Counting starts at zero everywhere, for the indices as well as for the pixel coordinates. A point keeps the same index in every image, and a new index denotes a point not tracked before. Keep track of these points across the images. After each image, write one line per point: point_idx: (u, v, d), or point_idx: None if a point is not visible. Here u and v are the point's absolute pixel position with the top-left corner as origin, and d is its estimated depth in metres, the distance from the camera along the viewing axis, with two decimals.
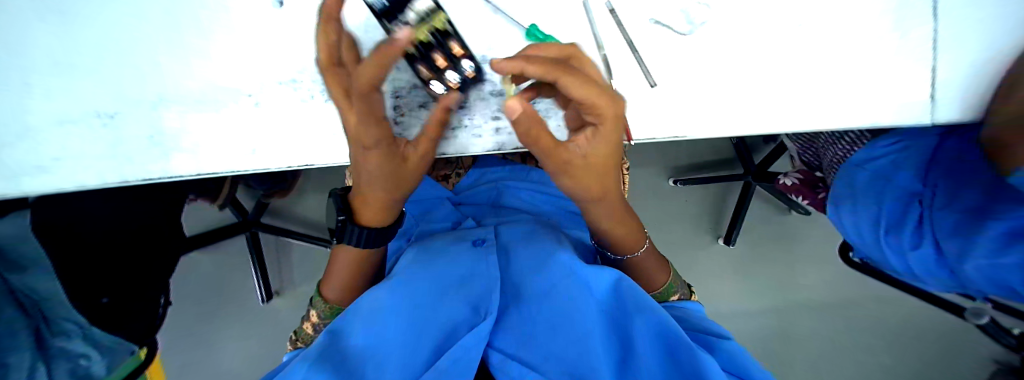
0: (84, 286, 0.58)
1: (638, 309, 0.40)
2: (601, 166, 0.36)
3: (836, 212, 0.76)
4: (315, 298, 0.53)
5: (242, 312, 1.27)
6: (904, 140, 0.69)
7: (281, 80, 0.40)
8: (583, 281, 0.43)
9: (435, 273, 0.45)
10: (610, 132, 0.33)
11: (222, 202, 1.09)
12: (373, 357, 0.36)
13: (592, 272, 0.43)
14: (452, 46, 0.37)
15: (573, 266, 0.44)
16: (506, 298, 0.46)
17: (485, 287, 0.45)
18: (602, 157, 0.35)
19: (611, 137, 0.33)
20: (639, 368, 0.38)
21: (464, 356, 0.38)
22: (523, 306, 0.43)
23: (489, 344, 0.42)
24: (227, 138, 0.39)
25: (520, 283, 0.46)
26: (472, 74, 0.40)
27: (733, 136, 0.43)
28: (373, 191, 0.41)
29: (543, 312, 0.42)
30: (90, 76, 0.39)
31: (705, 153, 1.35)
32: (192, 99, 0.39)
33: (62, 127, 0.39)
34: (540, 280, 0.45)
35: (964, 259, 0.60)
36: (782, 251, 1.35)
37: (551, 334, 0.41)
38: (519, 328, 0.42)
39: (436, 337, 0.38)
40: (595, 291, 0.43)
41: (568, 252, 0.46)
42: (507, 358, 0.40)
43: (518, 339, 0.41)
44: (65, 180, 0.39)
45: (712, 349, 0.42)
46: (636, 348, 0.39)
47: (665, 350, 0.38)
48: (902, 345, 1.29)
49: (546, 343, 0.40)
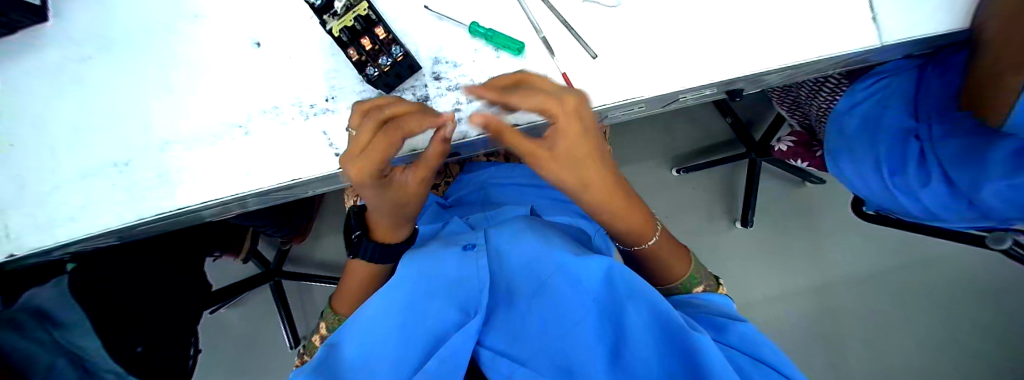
0: (117, 339, 0.63)
1: (634, 295, 0.38)
2: (580, 163, 0.40)
3: (835, 164, 0.77)
4: (327, 311, 0.58)
5: (275, 359, 1.29)
6: (887, 78, 0.70)
7: (264, 110, 0.44)
8: (574, 276, 0.40)
9: (423, 275, 0.43)
10: (569, 125, 0.38)
11: (246, 256, 1.15)
12: (365, 367, 0.36)
13: (586, 260, 0.39)
14: (377, 32, 0.42)
15: (559, 260, 0.41)
16: (497, 297, 0.44)
17: (475, 289, 0.42)
18: (577, 153, 0.40)
19: (574, 131, 0.39)
20: (633, 356, 0.36)
21: (452, 357, 0.37)
22: (514, 305, 0.42)
23: (479, 343, 0.40)
24: (222, 167, 0.44)
25: (512, 280, 0.44)
26: (402, 58, 0.42)
27: (685, 88, 0.45)
28: (381, 218, 0.46)
29: (534, 308, 0.41)
30: (111, 133, 0.45)
31: (705, 138, 1.34)
32: (192, 138, 0.44)
33: (86, 178, 0.45)
34: (533, 276, 0.43)
35: (980, 187, 0.59)
36: (806, 225, 1.31)
37: (541, 329, 0.39)
38: (510, 325, 0.41)
39: (424, 343, 0.38)
40: (588, 282, 0.40)
41: (558, 246, 0.43)
42: (497, 355, 0.38)
43: (508, 336, 0.40)
44: (92, 224, 0.45)
45: (719, 330, 0.41)
46: (631, 338, 0.37)
47: (661, 331, 0.37)
48: (953, 306, 1.22)
49: (539, 335, 0.39)
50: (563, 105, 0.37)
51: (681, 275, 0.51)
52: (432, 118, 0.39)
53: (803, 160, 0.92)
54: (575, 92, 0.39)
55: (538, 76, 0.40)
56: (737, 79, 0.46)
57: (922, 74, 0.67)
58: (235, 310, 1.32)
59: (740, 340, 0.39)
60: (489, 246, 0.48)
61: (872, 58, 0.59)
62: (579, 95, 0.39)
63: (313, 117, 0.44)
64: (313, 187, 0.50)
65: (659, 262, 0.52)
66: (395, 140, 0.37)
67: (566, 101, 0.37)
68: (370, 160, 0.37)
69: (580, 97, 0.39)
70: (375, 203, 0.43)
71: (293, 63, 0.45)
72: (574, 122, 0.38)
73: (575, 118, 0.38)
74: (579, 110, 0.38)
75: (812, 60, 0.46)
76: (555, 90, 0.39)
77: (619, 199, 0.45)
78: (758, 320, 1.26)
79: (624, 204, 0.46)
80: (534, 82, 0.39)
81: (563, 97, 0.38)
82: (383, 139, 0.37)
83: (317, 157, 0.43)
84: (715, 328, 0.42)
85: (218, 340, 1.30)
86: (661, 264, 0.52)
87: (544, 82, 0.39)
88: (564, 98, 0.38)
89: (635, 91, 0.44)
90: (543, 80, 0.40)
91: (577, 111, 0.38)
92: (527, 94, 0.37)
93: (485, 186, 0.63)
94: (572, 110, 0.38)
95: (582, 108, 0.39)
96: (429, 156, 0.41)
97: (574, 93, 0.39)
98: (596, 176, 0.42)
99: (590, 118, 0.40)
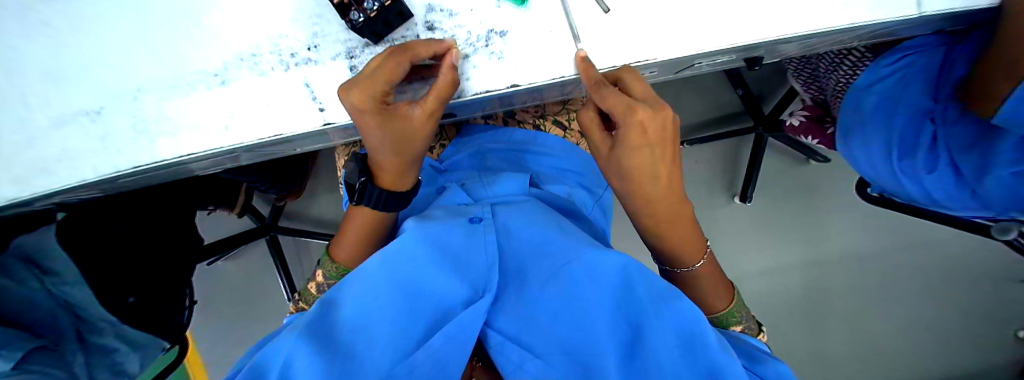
0: (110, 288, 0.64)
1: (660, 299, 0.36)
2: (633, 171, 0.41)
3: (846, 144, 0.74)
4: (323, 259, 0.53)
5: (273, 310, 1.32)
6: (913, 55, 0.65)
7: (242, 57, 0.40)
8: (590, 265, 0.39)
9: (434, 236, 0.40)
10: (633, 136, 0.38)
11: (241, 210, 1.13)
12: (363, 336, 0.34)
13: (604, 253, 0.38)
14: None
15: (575, 251, 0.40)
16: (507, 277, 0.42)
17: (485, 264, 0.41)
18: (632, 162, 0.40)
19: (637, 142, 0.38)
20: (651, 359, 0.34)
21: (461, 333, 0.37)
22: (526, 288, 0.40)
23: (487, 324, 0.39)
24: (201, 119, 0.41)
25: (524, 260, 0.42)
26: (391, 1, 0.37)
27: (702, 53, 0.41)
28: (383, 160, 0.43)
29: (545, 290, 0.39)
30: (80, 79, 0.42)
31: (713, 110, 1.29)
32: (166, 86, 0.41)
33: (61, 127, 0.42)
34: (547, 260, 0.41)
35: (985, 175, 0.58)
36: (807, 203, 1.29)
37: (553, 319, 0.37)
38: (518, 310, 0.39)
39: (428, 319, 0.37)
40: (605, 276, 0.38)
41: (572, 238, 0.42)
42: (507, 341, 0.37)
43: (519, 320, 0.38)
44: (70, 176, 0.43)
45: (752, 361, 0.38)
46: (649, 342, 0.34)
47: (682, 341, 0.35)
48: (943, 289, 1.23)
49: (551, 323, 0.37)
50: (628, 116, 0.37)
51: (718, 309, 0.48)
52: (432, 45, 0.38)
53: (813, 137, 0.88)
54: (662, 103, 0.38)
55: (637, 78, 0.39)
56: (761, 44, 0.42)
57: (949, 54, 0.61)
58: (233, 264, 1.33)
59: (775, 376, 0.36)
60: (496, 221, 0.46)
61: (901, 32, 0.55)
62: (663, 108, 0.37)
63: (295, 67, 0.40)
64: (299, 143, 0.48)
65: (697, 289, 0.49)
66: (400, 64, 0.36)
67: (634, 114, 0.36)
68: (374, 85, 0.35)
69: (665, 111, 0.38)
70: (377, 145, 0.40)
71: (272, 5, 0.40)
72: (638, 134, 0.38)
73: (639, 133, 0.38)
74: (650, 125, 0.37)
75: (843, 28, 0.43)
76: (639, 99, 0.38)
77: (664, 213, 0.45)
78: (748, 292, 1.28)
79: (669, 219, 0.46)
80: (629, 84, 0.39)
81: (635, 109, 0.36)
82: (389, 61, 0.35)
83: (301, 112, 0.41)
84: (749, 359, 0.38)
85: (216, 291, 1.31)
86: (699, 290, 0.49)
87: (638, 87, 0.39)
88: (633, 108, 0.36)
89: (647, 54, 0.40)
90: (643, 84, 0.39)
91: (642, 127, 0.37)
92: (612, 92, 0.38)
93: (483, 150, 0.60)
94: (636, 124, 0.37)
95: (657, 123, 0.37)
96: (437, 88, 0.38)
97: (659, 105, 0.38)
98: (647, 185, 0.42)
99: (666, 134, 0.39)
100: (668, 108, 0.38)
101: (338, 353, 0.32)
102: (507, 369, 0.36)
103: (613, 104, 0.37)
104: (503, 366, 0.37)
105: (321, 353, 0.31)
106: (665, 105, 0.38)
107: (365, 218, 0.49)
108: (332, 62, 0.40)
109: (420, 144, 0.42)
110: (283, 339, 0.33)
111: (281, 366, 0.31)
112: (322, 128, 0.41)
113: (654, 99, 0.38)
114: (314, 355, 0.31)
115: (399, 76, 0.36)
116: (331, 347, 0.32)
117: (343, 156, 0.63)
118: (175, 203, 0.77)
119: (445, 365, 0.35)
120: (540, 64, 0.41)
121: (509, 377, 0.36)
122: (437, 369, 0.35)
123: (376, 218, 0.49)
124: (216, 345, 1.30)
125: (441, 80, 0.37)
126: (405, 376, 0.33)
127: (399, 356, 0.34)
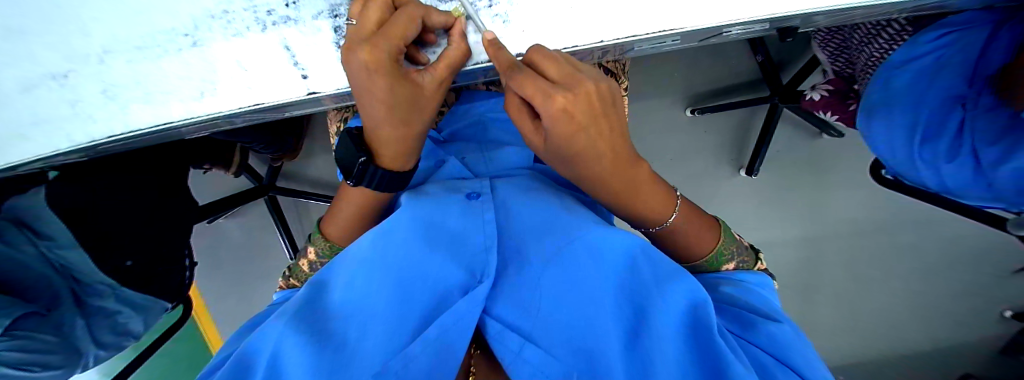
0: (108, 252, 0.65)
1: (665, 279, 0.35)
2: (577, 154, 0.34)
3: (865, 123, 0.69)
4: (315, 235, 0.51)
5: (274, 269, 1.34)
6: (957, 32, 0.59)
7: (213, 14, 0.35)
8: (595, 246, 0.37)
9: (429, 217, 0.39)
10: (559, 126, 0.31)
11: (237, 170, 1.07)
12: (356, 318, 0.33)
13: (612, 234, 0.36)
14: None
15: (576, 233, 0.37)
16: (507, 257, 0.40)
17: (483, 245, 0.39)
18: (574, 147, 0.33)
19: (566, 129, 0.31)
20: (656, 350, 0.33)
21: (458, 322, 0.35)
22: (525, 265, 0.38)
23: (486, 311, 0.38)
24: (175, 87, 0.37)
25: (521, 246, 0.39)
26: None
27: (732, 24, 0.36)
28: (384, 133, 0.38)
29: (548, 274, 0.37)
30: (34, 36, 0.37)
31: (729, 76, 1.22)
32: (133, 47, 0.36)
33: (28, 93, 0.39)
34: (551, 240, 0.38)
35: (1004, 163, 0.55)
36: (815, 177, 1.26)
37: (553, 305, 0.36)
38: (521, 296, 0.37)
39: (424, 306, 0.35)
40: (610, 262, 0.36)
41: (576, 216, 0.39)
42: (506, 329, 0.36)
43: (519, 307, 0.37)
44: (46, 145, 0.41)
45: (745, 327, 0.37)
46: (653, 330, 0.33)
47: (688, 329, 0.34)
48: (945, 270, 1.21)
49: (552, 309, 0.36)
50: (547, 104, 0.30)
51: (705, 254, 0.44)
52: (444, 13, 0.35)
53: (834, 112, 0.85)
54: (583, 78, 0.31)
55: (545, 57, 0.30)
56: (802, 14, 0.36)
57: (992, 37, 0.56)
58: (233, 221, 1.31)
59: (768, 343, 0.36)
60: (496, 197, 0.43)
61: (949, 6, 0.49)
62: (583, 85, 0.30)
63: (272, 26, 0.36)
64: (288, 110, 0.44)
65: (677, 240, 0.44)
66: (413, 21, 0.33)
67: (552, 102, 0.29)
68: (386, 39, 0.32)
69: (586, 87, 0.30)
70: (381, 115, 0.36)
71: None
72: (563, 122, 0.30)
73: (565, 121, 0.30)
74: (575, 109, 0.30)
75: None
76: (556, 81, 0.30)
77: (619, 186, 0.39)
78: None
79: (626, 188, 0.39)
80: (540, 64, 0.31)
81: (552, 95, 0.29)
82: (403, 18, 0.32)
83: (286, 80, 0.37)
84: (743, 325, 0.38)
85: (217, 249, 1.32)
86: (681, 245, 0.45)
87: (552, 66, 0.31)
88: (552, 96, 0.29)
89: (673, 23, 0.35)
90: (557, 62, 0.31)
91: (565, 115, 0.30)
92: (526, 78, 0.30)
93: (484, 120, 0.55)
94: (558, 115, 0.30)
95: (583, 104, 0.30)
96: (450, 56, 0.35)
97: (578, 82, 0.30)
98: (594, 162, 0.35)
99: (598, 108, 0.32)
100: (590, 83, 0.31)
101: (329, 341, 0.31)
102: (506, 358, 0.35)
103: (529, 91, 0.30)
104: (502, 356, 0.35)
105: (313, 342, 0.30)
106: (585, 79, 0.31)
107: (359, 195, 0.46)
108: (314, 21, 0.36)
109: (428, 115, 0.38)
110: (269, 325, 0.32)
111: (271, 355, 0.31)
112: (308, 97, 0.38)
113: (572, 76, 0.31)
114: (305, 345, 0.30)
115: (411, 32, 0.33)
116: (320, 332, 0.31)
117: (335, 122, 0.59)
118: (173, 159, 0.75)
119: (445, 355, 0.34)
120: (550, 29, 0.36)
121: (509, 366, 0.34)
122: (435, 354, 0.33)
123: (367, 202, 0.46)
124: (219, 298, 1.33)
125: (451, 52, 0.35)
126: (400, 369, 0.31)
127: (393, 348, 0.32)
